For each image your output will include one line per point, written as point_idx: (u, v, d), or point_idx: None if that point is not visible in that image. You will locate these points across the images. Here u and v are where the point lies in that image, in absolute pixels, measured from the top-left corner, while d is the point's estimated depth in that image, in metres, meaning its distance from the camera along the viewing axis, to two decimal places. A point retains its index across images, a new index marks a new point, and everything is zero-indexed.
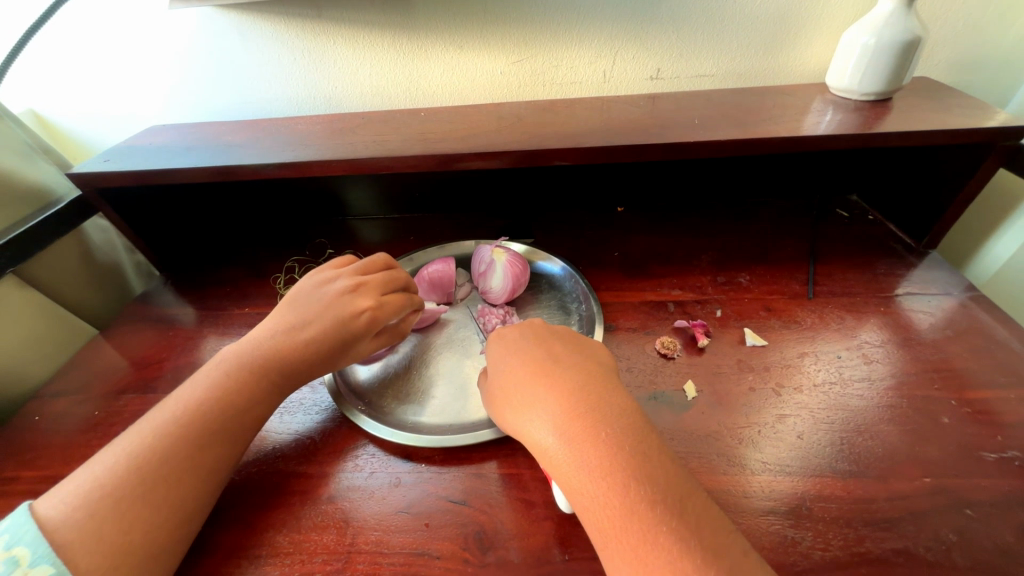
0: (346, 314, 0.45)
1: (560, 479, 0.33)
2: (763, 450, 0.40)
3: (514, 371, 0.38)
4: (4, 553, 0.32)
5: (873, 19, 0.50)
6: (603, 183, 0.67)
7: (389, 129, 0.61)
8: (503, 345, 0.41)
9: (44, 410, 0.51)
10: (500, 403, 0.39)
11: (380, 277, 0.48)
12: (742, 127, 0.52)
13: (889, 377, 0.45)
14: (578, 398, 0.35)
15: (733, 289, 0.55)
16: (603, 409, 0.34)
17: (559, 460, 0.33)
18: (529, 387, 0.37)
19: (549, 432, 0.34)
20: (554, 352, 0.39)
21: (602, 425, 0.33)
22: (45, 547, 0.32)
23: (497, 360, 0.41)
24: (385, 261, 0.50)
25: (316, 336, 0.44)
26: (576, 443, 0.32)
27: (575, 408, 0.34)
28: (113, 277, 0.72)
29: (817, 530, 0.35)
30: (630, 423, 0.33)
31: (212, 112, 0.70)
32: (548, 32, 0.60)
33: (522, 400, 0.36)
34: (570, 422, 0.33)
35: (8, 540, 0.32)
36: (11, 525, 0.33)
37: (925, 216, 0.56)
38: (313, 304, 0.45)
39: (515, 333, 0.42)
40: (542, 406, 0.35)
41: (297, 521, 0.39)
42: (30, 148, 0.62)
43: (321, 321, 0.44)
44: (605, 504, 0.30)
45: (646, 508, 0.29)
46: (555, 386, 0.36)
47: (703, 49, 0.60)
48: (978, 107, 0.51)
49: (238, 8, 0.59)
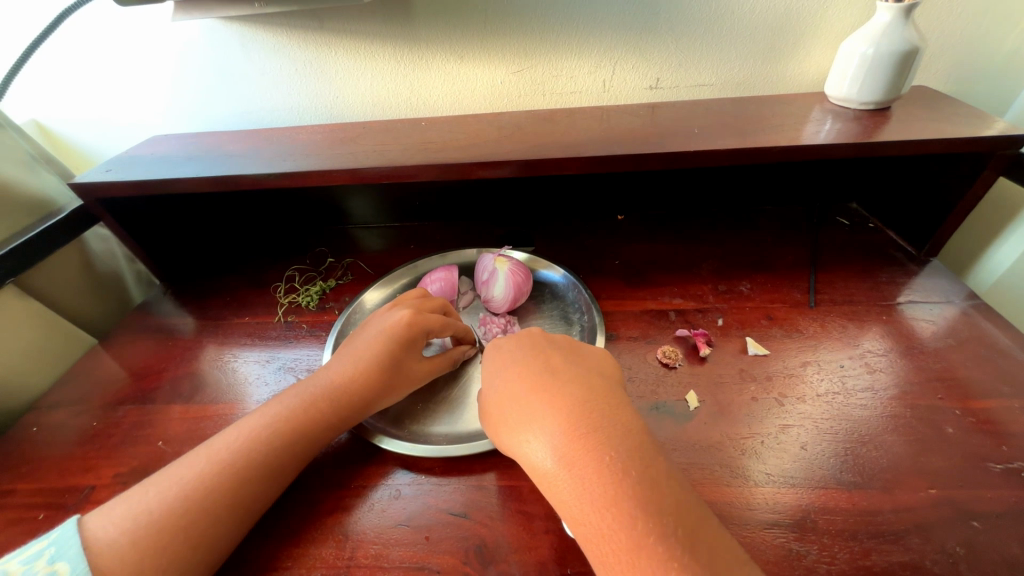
0: (382, 328, 0.45)
1: (561, 504, 0.32)
2: (766, 461, 0.40)
3: (512, 387, 0.38)
4: (46, 568, 0.32)
5: (870, 29, 0.50)
6: (604, 192, 0.67)
7: (391, 138, 0.61)
8: (502, 356, 0.41)
9: (42, 421, 0.51)
10: (497, 418, 0.38)
11: (417, 299, 0.49)
12: (741, 136, 0.52)
13: (892, 387, 0.44)
14: (580, 418, 0.34)
15: (734, 298, 0.55)
16: (606, 430, 0.33)
17: (560, 483, 0.32)
18: (531, 405, 0.36)
19: (548, 453, 0.33)
20: (554, 365, 0.38)
21: (605, 448, 0.32)
22: (84, 564, 0.32)
23: (495, 375, 0.40)
24: (419, 294, 0.50)
25: (355, 354, 0.44)
26: (578, 468, 0.32)
27: (577, 429, 0.33)
28: (114, 287, 0.72)
29: (822, 543, 0.34)
30: (635, 445, 0.33)
31: (212, 121, 0.70)
32: (548, 42, 0.60)
33: (522, 418, 0.36)
34: (571, 444, 0.33)
35: (52, 555, 0.33)
36: (58, 539, 0.34)
37: (925, 225, 0.56)
38: (355, 337, 0.47)
39: (512, 345, 0.42)
40: (541, 425, 0.34)
41: (297, 535, 0.38)
42: (32, 158, 0.63)
43: (360, 341, 0.45)
44: (608, 535, 0.30)
45: (652, 539, 0.29)
46: (556, 403, 0.35)
47: (701, 59, 0.61)
48: (977, 116, 0.51)
49: (240, 19, 0.60)
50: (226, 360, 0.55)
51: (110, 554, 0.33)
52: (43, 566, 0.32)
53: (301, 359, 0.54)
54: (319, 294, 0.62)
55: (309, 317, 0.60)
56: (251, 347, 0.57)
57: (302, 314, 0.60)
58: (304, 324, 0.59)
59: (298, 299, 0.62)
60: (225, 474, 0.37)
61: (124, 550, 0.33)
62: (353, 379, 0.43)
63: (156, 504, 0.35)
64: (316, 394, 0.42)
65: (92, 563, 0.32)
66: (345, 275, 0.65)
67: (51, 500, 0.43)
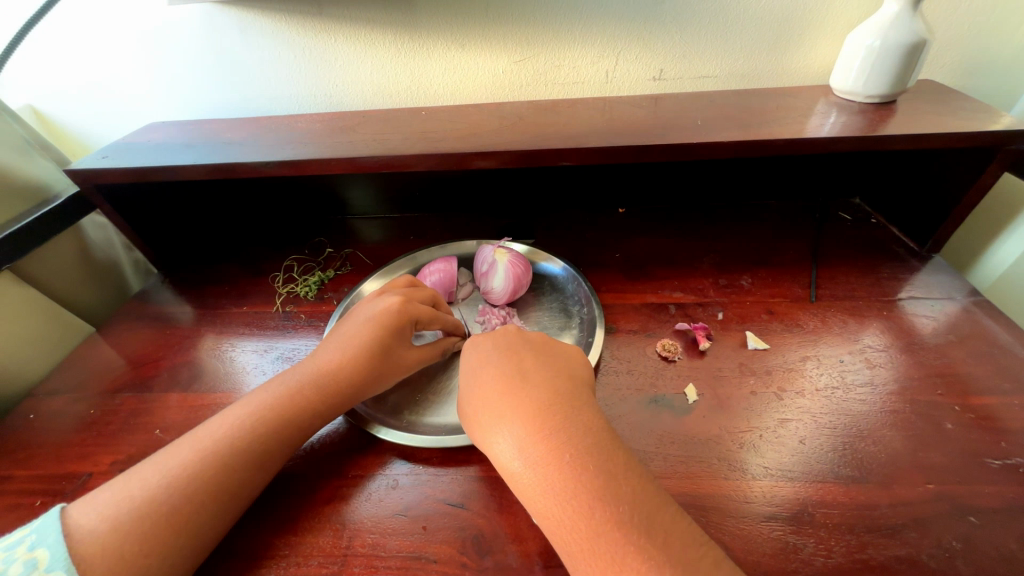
0: (371, 314, 0.45)
1: (526, 499, 0.32)
2: (764, 455, 0.39)
3: (482, 388, 0.38)
4: (26, 554, 0.32)
5: (878, 20, 0.49)
6: (605, 185, 0.67)
7: (391, 128, 0.61)
8: (472, 357, 0.41)
9: (39, 407, 0.51)
10: (468, 418, 0.38)
11: (408, 288, 0.49)
12: (745, 128, 0.52)
13: (892, 382, 0.44)
14: (544, 417, 0.34)
15: (735, 292, 0.54)
16: (564, 424, 0.33)
17: (523, 479, 0.32)
18: (495, 403, 0.36)
19: (511, 450, 0.33)
20: (523, 364, 0.38)
21: (564, 441, 0.32)
22: (63, 551, 0.32)
23: (465, 373, 0.40)
24: (407, 283, 0.50)
25: (345, 341, 0.44)
26: (539, 463, 0.32)
27: (536, 424, 0.33)
28: (111, 274, 0.72)
29: (819, 537, 0.34)
30: (596, 440, 0.32)
31: (212, 109, 0.70)
32: (551, 33, 0.60)
33: (487, 416, 0.36)
34: (531, 440, 0.33)
35: (32, 542, 0.33)
36: (39, 526, 0.34)
37: (928, 221, 0.55)
38: (346, 323, 0.46)
39: (489, 344, 0.41)
40: (504, 422, 0.35)
41: (295, 524, 0.38)
42: (28, 144, 0.62)
43: (351, 327, 0.45)
44: (571, 527, 0.30)
45: (612, 528, 0.29)
46: (520, 400, 0.35)
47: (706, 50, 0.60)
48: (983, 110, 0.50)
49: (239, 4, 0.59)
50: (224, 349, 0.55)
51: (101, 542, 0.32)
52: (24, 553, 0.32)
53: (299, 350, 0.54)
54: (318, 284, 0.62)
55: (307, 307, 0.59)
56: (249, 337, 0.56)
57: (300, 304, 0.60)
58: (302, 314, 0.58)
59: (296, 289, 0.62)
60: (215, 463, 0.37)
61: (113, 539, 0.33)
62: (346, 367, 0.43)
63: (144, 492, 0.35)
64: (311, 384, 0.42)
65: (71, 550, 0.32)
66: (345, 266, 0.65)
67: (48, 487, 0.43)
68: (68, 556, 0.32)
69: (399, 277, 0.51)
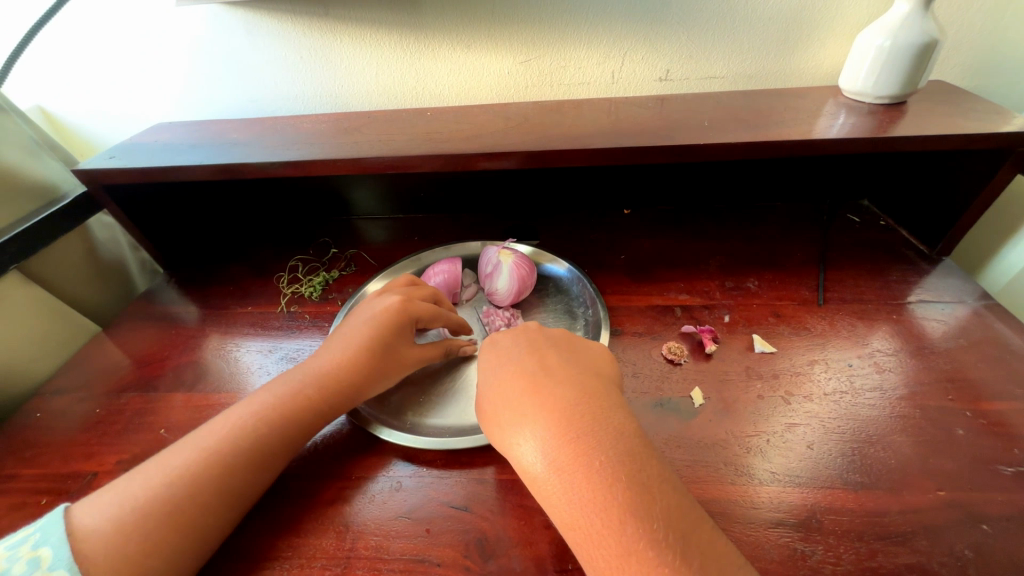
0: (373, 312, 0.45)
1: (550, 507, 0.32)
2: (772, 460, 0.39)
3: (505, 390, 0.37)
4: (30, 553, 0.32)
5: (888, 20, 0.49)
6: (610, 186, 0.66)
7: (395, 129, 0.60)
8: (494, 357, 0.40)
9: (45, 407, 0.51)
10: (489, 419, 0.37)
11: (409, 287, 0.49)
12: (752, 130, 0.51)
13: (902, 387, 0.44)
14: (571, 422, 0.33)
15: (741, 294, 0.54)
16: (595, 433, 0.32)
17: (549, 488, 0.32)
18: (520, 406, 0.35)
19: (537, 456, 0.33)
20: (547, 366, 0.38)
21: (595, 452, 0.31)
22: (67, 551, 0.32)
23: (487, 374, 0.39)
24: (409, 282, 0.50)
25: (346, 339, 0.44)
26: (568, 473, 0.31)
27: (566, 432, 0.33)
28: (117, 274, 0.72)
29: (828, 544, 0.34)
30: (625, 448, 0.32)
31: (218, 110, 0.70)
32: (557, 33, 0.59)
33: (512, 419, 0.35)
34: (560, 448, 0.32)
35: (36, 541, 0.33)
36: (44, 525, 0.34)
37: (938, 223, 0.55)
38: (347, 323, 0.46)
39: (508, 342, 0.41)
40: (530, 427, 0.34)
41: (299, 525, 0.38)
42: (36, 145, 0.62)
43: (353, 326, 0.45)
44: (598, 540, 0.29)
45: (643, 546, 0.28)
46: (547, 404, 0.34)
47: (712, 51, 0.60)
48: (995, 111, 0.50)
49: (245, 5, 0.59)
50: (229, 349, 0.55)
51: (104, 541, 0.32)
52: (28, 552, 0.32)
53: (303, 350, 0.54)
54: (322, 285, 0.62)
55: (311, 308, 0.59)
56: (253, 337, 0.56)
57: (305, 304, 0.60)
58: (306, 314, 0.58)
59: (301, 290, 0.62)
60: (219, 463, 0.37)
61: (117, 539, 0.33)
62: (347, 367, 0.43)
63: (148, 492, 0.35)
64: (314, 385, 0.42)
65: (74, 550, 0.32)
66: (349, 266, 0.65)
67: (53, 486, 0.43)
68: (71, 554, 0.32)
69: (400, 276, 0.51)
